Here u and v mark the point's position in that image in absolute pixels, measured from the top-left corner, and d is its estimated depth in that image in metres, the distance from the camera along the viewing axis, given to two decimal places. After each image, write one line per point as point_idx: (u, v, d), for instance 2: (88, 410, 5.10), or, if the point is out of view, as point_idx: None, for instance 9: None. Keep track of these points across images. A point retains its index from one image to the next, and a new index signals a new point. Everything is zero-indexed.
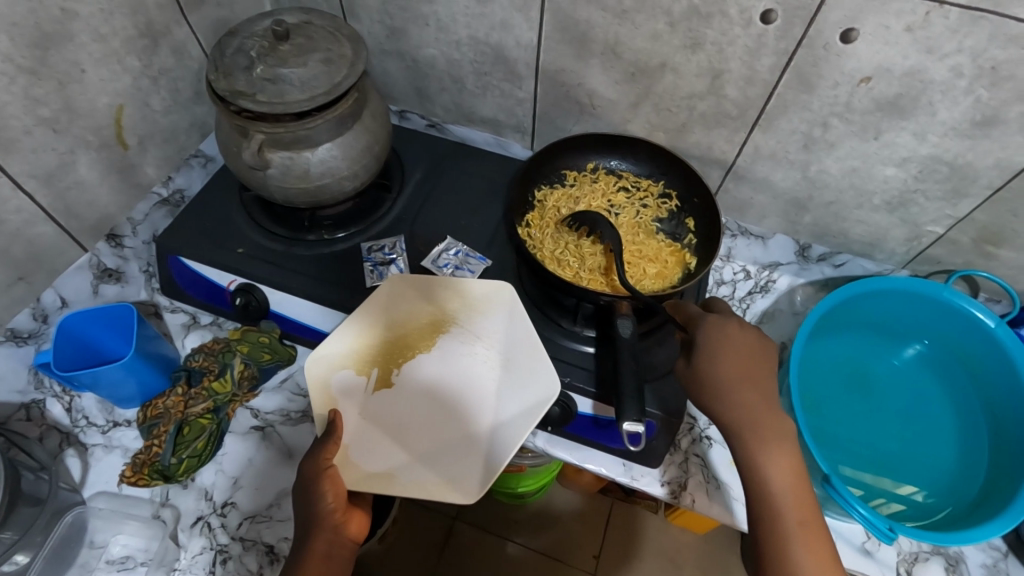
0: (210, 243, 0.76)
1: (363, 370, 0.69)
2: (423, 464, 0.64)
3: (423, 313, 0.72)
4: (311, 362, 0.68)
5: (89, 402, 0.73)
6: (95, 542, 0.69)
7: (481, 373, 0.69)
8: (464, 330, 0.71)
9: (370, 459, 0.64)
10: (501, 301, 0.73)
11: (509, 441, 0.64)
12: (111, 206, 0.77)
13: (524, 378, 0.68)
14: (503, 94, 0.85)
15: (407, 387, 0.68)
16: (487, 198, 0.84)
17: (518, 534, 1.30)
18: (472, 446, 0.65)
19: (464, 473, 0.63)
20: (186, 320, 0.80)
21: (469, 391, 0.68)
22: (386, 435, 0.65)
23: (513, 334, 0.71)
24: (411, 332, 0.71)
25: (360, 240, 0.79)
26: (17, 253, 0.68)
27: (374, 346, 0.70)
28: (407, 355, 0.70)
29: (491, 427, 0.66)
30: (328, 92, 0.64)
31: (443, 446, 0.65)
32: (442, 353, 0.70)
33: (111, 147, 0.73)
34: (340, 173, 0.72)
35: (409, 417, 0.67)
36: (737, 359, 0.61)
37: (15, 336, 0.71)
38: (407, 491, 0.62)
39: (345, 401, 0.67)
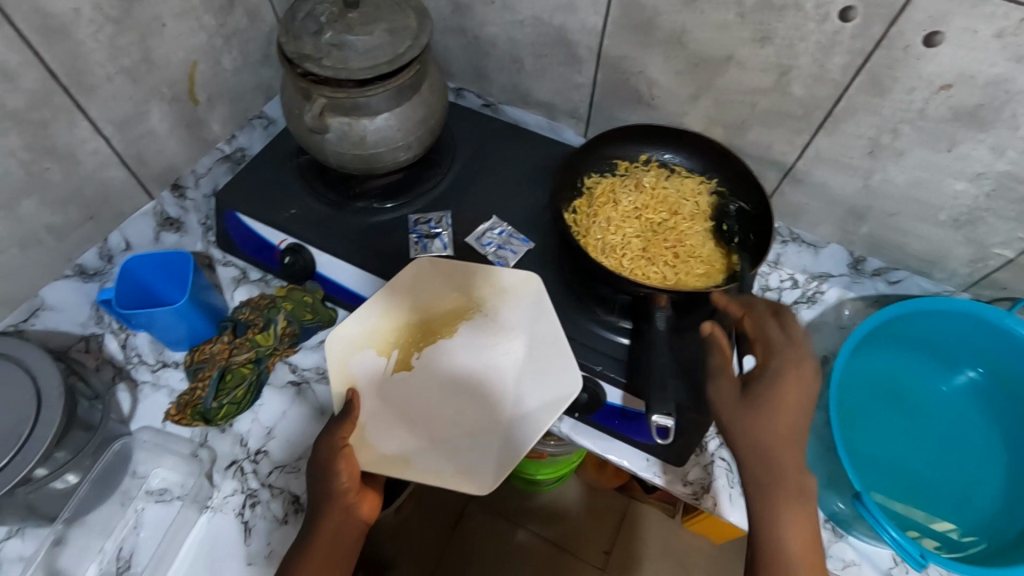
0: (263, 202, 0.79)
1: (386, 351, 0.71)
2: (438, 451, 0.65)
3: (448, 299, 0.74)
4: (334, 340, 0.70)
5: (142, 341, 0.77)
6: (137, 472, 0.71)
7: (503, 364, 0.70)
8: (488, 319, 0.72)
9: (388, 438, 0.66)
10: (529, 291, 0.73)
11: (525, 434, 0.65)
12: (178, 158, 0.79)
13: (548, 371, 0.68)
14: (560, 77, 0.84)
15: (427, 371, 0.70)
16: (535, 182, 0.84)
17: (530, 522, 1.31)
18: (489, 436, 0.66)
19: (478, 465, 0.65)
20: (236, 273, 0.83)
21: (489, 382, 0.69)
22: (405, 416, 0.67)
23: (537, 327, 0.71)
24: (435, 318, 0.73)
25: (407, 212, 0.81)
26: (89, 193, 0.70)
27: (397, 328, 0.72)
28: (428, 339, 0.72)
29: (510, 419, 0.67)
30: (390, 62, 0.66)
31: (460, 433, 0.66)
32: (465, 341, 0.72)
33: (182, 101, 0.75)
34: (394, 143, 0.73)
35: (427, 403, 0.68)
36: (780, 445, 0.54)
37: (82, 272, 0.74)
38: (418, 476, 0.63)
39: (364, 380, 0.69)
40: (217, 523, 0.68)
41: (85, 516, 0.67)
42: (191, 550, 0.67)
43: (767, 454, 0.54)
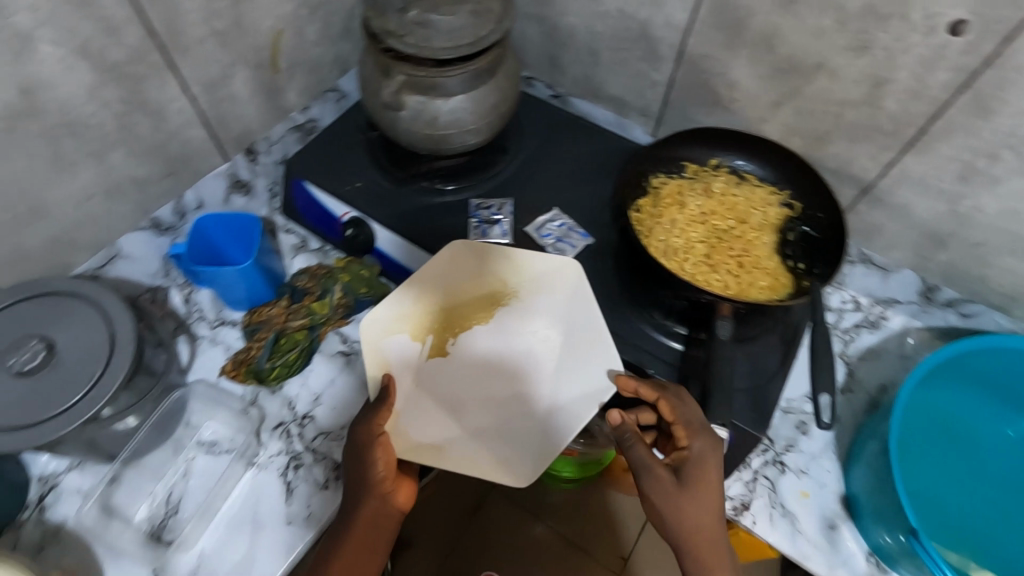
0: (331, 174, 0.81)
1: (419, 336, 0.71)
2: (474, 439, 0.67)
3: (479, 286, 0.74)
4: (369, 322, 0.71)
5: (204, 298, 0.79)
6: (191, 422, 0.74)
7: (537, 355, 0.71)
8: (522, 308, 0.73)
9: (423, 425, 0.67)
10: (564, 279, 0.73)
11: (566, 423, 0.67)
12: (254, 123, 0.81)
13: (583, 360, 0.69)
14: (637, 73, 0.82)
15: (461, 358, 0.71)
16: (599, 177, 0.83)
17: (550, 518, 1.30)
18: (524, 427, 0.67)
19: (514, 457, 0.66)
20: (297, 241, 0.85)
21: (525, 374, 0.70)
22: (439, 404, 0.68)
23: (573, 316, 0.72)
24: (469, 304, 0.73)
25: (468, 196, 0.81)
26: (172, 150, 0.72)
27: (430, 313, 0.72)
28: (461, 326, 0.72)
29: (546, 408, 0.68)
30: (472, 44, 0.66)
31: (494, 424, 0.68)
32: (500, 330, 0.72)
33: (265, 68, 0.76)
34: (465, 126, 0.73)
35: (461, 391, 0.69)
36: (700, 526, 0.60)
37: (157, 225, 0.77)
38: (455, 465, 0.65)
39: (399, 365, 0.70)
40: (262, 480, 0.70)
41: (141, 458, 0.70)
42: (236, 503, 0.69)
43: (690, 528, 0.60)
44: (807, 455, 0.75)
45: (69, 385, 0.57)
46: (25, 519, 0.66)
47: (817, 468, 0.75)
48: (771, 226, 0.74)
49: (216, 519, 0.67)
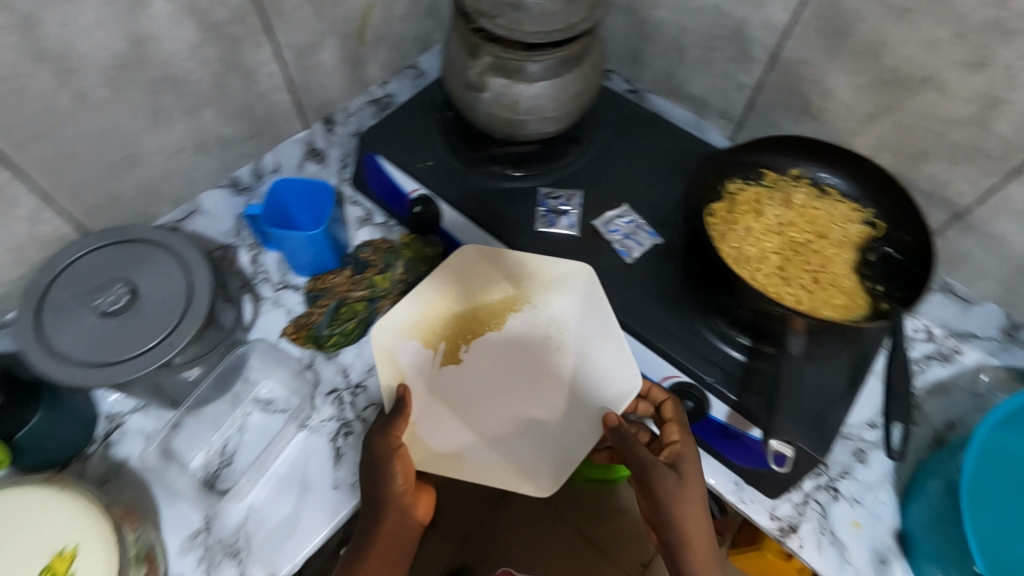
0: (405, 150, 0.81)
1: (431, 343, 0.72)
2: (492, 449, 0.67)
3: (490, 295, 0.75)
4: (380, 330, 0.71)
5: (270, 260, 0.81)
6: (249, 378, 0.76)
7: (552, 363, 0.72)
8: (535, 315, 0.74)
9: (439, 435, 0.68)
10: (577, 286, 0.73)
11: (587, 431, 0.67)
12: (336, 93, 0.82)
13: (599, 369, 0.70)
14: (723, 74, 0.80)
15: (474, 364, 0.72)
16: (672, 177, 0.82)
17: (574, 516, 1.30)
18: (541, 438, 0.68)
19: (534, 466, 0.66)
20: (362, 214, 0.86)
21: (542, 381, 0.71)
22: (454, 411, 0.69)
23: (585, 325, 0.72)
24: (482, 308, 0.74)
25: (537, 183, 0.80)
26: (257, 112, 0.73)
27: (442, 320, 0.73)
28: (473, 332, 0.73)
29: (561, 415, 0.69)
30: (563, 30, 0.66)
31: (510, 434, 0.68)
32: (515, 339, 0.73)
33: (353, 40, 0.77)
34: (545, 113, 0.72)
35: (475, 401, 0.70)
36: (686, 512, 0.63)
37: (235, 184, 0.79)
38: (474, 474, 0.65)
39: (412, 373, 0.70)
40: (313, 441, 0.71)
41: (202, 406, 0.73)
42: (287, 461, 0.70)
43: (688, 524, 0.63)
44: (863, 484, 0.73)
45: (149, 331, 0.59)
46: (92, 453, 0.69)
47: (873, 500, 0.72)
48: (851, 244, 0.71)
49: (267, 474, 0.69)
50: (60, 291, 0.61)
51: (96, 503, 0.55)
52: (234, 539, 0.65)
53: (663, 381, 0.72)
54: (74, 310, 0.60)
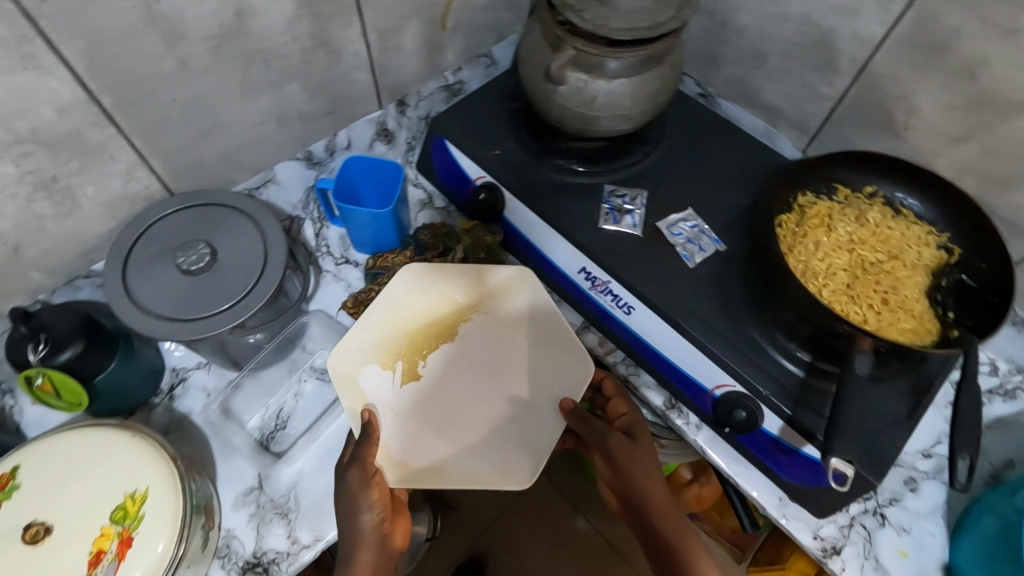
0: (474, 137, 0.82)
1: (391, 364, 0.72)
2: (470, 456, 0.69)
3: (446, 303, 0.76)
4: (339, 359, 0.71)
5: (333, 235, 0.83)
6: (307, 347, 0.78)
7: (511, 363, 0.73)
8: (489, 318, 0.75)
9: (415, 450, 0.69)
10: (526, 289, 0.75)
11: (549, 415, 0.70)
12: (411, 76, 0.83)
13: (554, 358, 0.73)
14: (803, 84, 0.79)
15: (437, 376, 0.73)
16: (739, 184, 0.81)
17: (593, 515, 1.28)
18: (507, 440, 0.70)
19: (513, 461, 0.69)
20: (423, 197, 0.88)
21: (500, 381, 0.73)
22: (423, 425, 0.70)
23: (536, 319, 0.75)
24: (435, 320, 0.75)
25: (602, 181, 0.80)
26: (337, 90, 0.75)
27: (398, 338, 0.74)
28: (429, 345, 0.74)
29: (524, 401, 0.71)
30: (649, 29, 0.64)
31: (481, 441, 0.70)
32: (470, 345, 0.74)
33: (434, 25, 0.78)
34: (620, 111, 0.72)
35: (445, 412, 0.71)
36: (640, 468, 0.66)
37: (309, 158, 0.81)
38: (459, 480, 0.67)
39: (377, 395, 0.71)
40: None
41: (261, 369, 0.75)
42: (337, 429, 0.72)
43: (652, 486, 0.65)
44: (912, 513, 0.71)
45: (225, 293, 0.61)
46: (156, 404, 0.72)
47: (921, 529, 0.70)
48: (924, 267, 0.69)
49: (318, 441, 0.71)
50: (145, 247, 0.64)
51: (165, 450, 0.58)
52: (285, 500, 0.68)
53: (715, 390, 0.70)
54: (157, 266, 0.63)
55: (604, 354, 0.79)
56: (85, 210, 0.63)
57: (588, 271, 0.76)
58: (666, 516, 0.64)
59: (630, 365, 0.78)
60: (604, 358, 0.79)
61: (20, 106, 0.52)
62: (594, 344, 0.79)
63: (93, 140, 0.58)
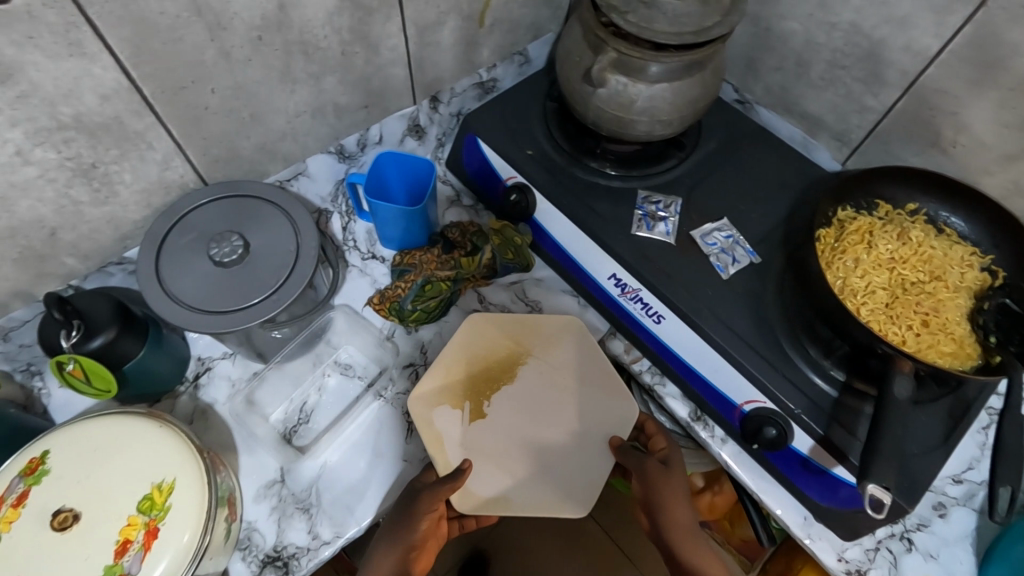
0: (507, 136, 0.81)
1: (459, 404, 0.72)
2: (533, 487, 0.69)
3: (503, 345, 0.76)
4: (413, 401, 0.70)
5: (360, 229, 0.82)
6: (331, 341, 0.78)
7: (561, 403, 0.73)
8: (543, 362, 0.75)
9: (484, 484, 0.68)
10: (573, 336, 0.77)
11: (598, 456, 0.71)
12: (446, 73, 0.82)
13: (603, 401, 0.73)
14: (847, 94, 0.77)
15: (500, 415, 0.72)
16: (776, 194, 0.79)
17: (603, 518, 1.23)
18: (564, 472, 0.70)
19: (570, 494, 0.69)
20: (451, 194, 0.87)
21: (554, 417, 0.73)
22: (489, 460, 0.69)
23: (585, 364, 0.75)
24: (495, 363, 0.75)
25: (636, 186, 0.79)
26: (373, 84, 0.74)
27: (464, 380, 0.73)
28: (492, 386, 0.73)
29: (573, 441, 0.71)
30: (696, 33, 0.62)
31: (543, 473, 0.70)
32: (527, 387, 0.74)
33: (472, 21, 0.77)
34: (659, 116, 0.70)
35: (510, 451, 0.70)
36: (670, 499, 0.68)
37: (341, 152, 0.80)
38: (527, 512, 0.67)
39: (449, 435, 0.70)
40: (386, 412, 0.73)
41: (286, 362, 0.75)
42: (360, 427, 0.72)
43: (675, 511, 0.68)
44: (940, 540, 0.69)
45: (257, 287, 0.61)
46: (181, 392, 0.72)
47: (949, 556, 0.69)
48: (969, 290, 0.66)
49: (342, 438, 0.71)
50: (179, 237, 0.64)
51: (192, 441, 0.58)
52: (307, 495, 0.68)
53: (743, 405, 0.69)
54: (189, 256, 0.62)
55: (631, 362, 0.78)
56: (121, 196, 0.63)
57: (618, 277, 0.75)
58: (688, 541, 0.67)
59: (656, 376, 0.77)
60: (630, 366, 0.78)
61: (65, 92, 0.52)
62: (621, 352, 0.79)
63: (132, 127, 0.58)
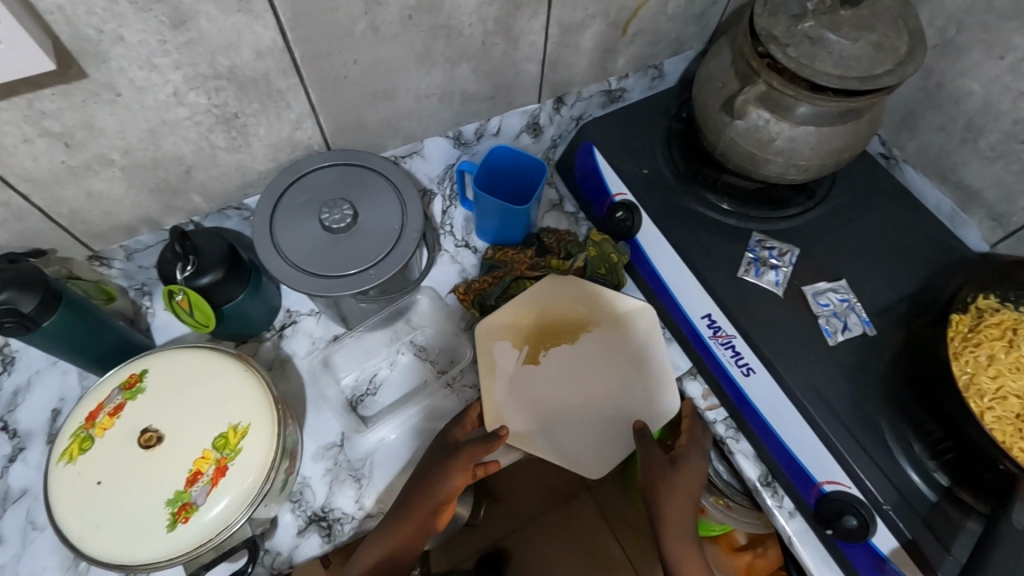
0: (624, 152, 0.79)
1: (519, 344, 0.74)
2: (556, 439, 0.70)
3: (575, 309, 0.76)
4: (482, 327, 0.73)
5: (459, 217, 0.83)
6: (411, 321, 0.79)
7: (611, 378, 0.73)
8: (609, 337, 0.75)
9: (514, 418, 0.70)
10: (643, 323, 0.75)
11: (625, 436, 0.70)
12: (577, 76, 0.80)
13: (651, 391, 0.72)
14: (1019, 172, 0.68)
15: (552, 368, 0.73)
16: (908, 265, 0.72)
17: (628, 541, 1.20)
18: (588, 436, 0.70)
19: (586, 456, 0.69)
20: (554, 199, 0.86)
21: (601, 387, 0.72)
22: (526, 402, 0.71)
23: (643, 351, 0.74)
24: (562, 321, 0.75)
25: (752, 228, 0.74)
26: (505, 77, 0.74)
27: (532, 324, 0.75)
28: (554, 340, 0.74)
29: (608, 414, 0.71)
30: (862, 80, 0.57)
31: (571, 431, 0.70)
32: (585, 353, 0.74)
33: (616, 28, 0.74)
34: (797, 160, 0.65)
35: (551, 401, 0.71)
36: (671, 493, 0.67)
37: (457, 138, 0.81)
38: (542, 455, 0.69)
39: (501, 367, 0.72)
40: (449, 402, 0.73)
41: (367, 332, 0.77)
42: (422, 410, 0.72)
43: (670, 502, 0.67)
44: None
45: (358, 258, 0.62)
46: (266, 338, 0.76)
47: None
48: None
49: (402, 416, 0.72)
50: (293, 197, 0.66)
51: (270, 392, 0.61)
52: (361, 465, 0.69)
53: (824, 483, 0.63)
54: (301, 215, 0.65)
55: (706, 409, 0.72)
56: (253, 147, 0.66)
57: (712, 318, 0.71)
58: (677, 535, 0.67)
59: (731, 429, 0.70)
60: (703, 413, 0.72)
61: (226, 44, 0.54)
62: (696, 395, 0.73)
63: (277, 86, 0.60)
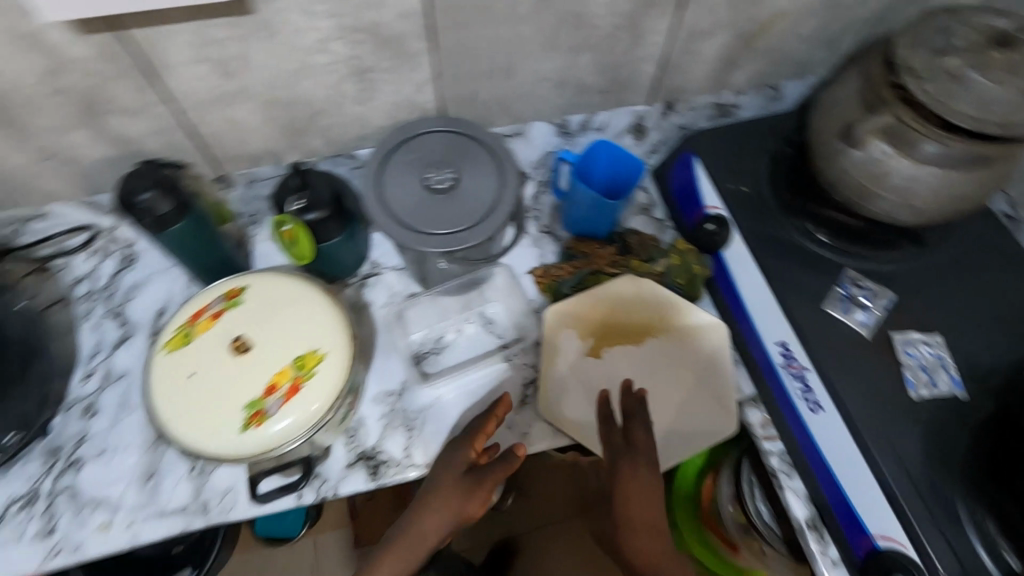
0: (726, 166, 0.77)
1: (585, 336, 0.75)
2: None
3: (642, 313, 0.76)
4: (552, 312, 0.75)
5: (547, 205, 0.84)
6: (483, 294, 0.81)
7: (669, 387, 0.74)
8: (675, 346, 0.75)
9: (568, 405, 0.73)
10: (713, 339, 0.74)
11: (676, 446, 0.71)
12: (693, 85, 0.80)
13: (710, 408, 0.72)
14: None
15: (612, 365, 0.75)
16: (1017, 332, 0.67)
17: None
18: None
19: None
20: (643, 203, 0.85)
21: (656, 394, 0.73)
22: (583, 392, 0.73)
23: (707, 368, 0.73)
24: (630, 322, 0.76)
25: (846, 263, 0.71)
26: (621, 73, 0.75)
27: (600, 319, 0.76)
28: (619, 339, 0.75)
29: (660, 421, 0.72)
30: (1002, 126, 0.55)
31: None
32: (648, 358, 0.75)
33: (743, 42, 0.74)
34: (912, 200, 0.62)
35: (606, 396, 0.73)
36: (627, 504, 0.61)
37: (562, 127, 0.84)
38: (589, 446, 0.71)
39: (564, 354, 0.74)
40: (507, 377, 0.75)
41: (442, 295, 0.81)
42: (481, 378, 0.75)
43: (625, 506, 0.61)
44: None
45: (451, 220, 0.66)
46: (349, 284, 0.80)
47: None
48: None
49: (462, 379, 0.75)
50: (401, 155, 0.70)
51: (348, 329, 0.65)
52: (414, 417, 0.73)
53: (878, 538, 0.60)
54: (407, 172, 0.69)
55: (762, 437, 0.70)
56: (376, 103, 0.71)
57: (787, 347, 0.69)
58: (641, 533, 0.62)
59: (785, 465, 0.69)
60: (760, 441, 0.70)
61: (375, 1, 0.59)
62: (755, 423, 0.71)
63: (410, 48, 0.65)
